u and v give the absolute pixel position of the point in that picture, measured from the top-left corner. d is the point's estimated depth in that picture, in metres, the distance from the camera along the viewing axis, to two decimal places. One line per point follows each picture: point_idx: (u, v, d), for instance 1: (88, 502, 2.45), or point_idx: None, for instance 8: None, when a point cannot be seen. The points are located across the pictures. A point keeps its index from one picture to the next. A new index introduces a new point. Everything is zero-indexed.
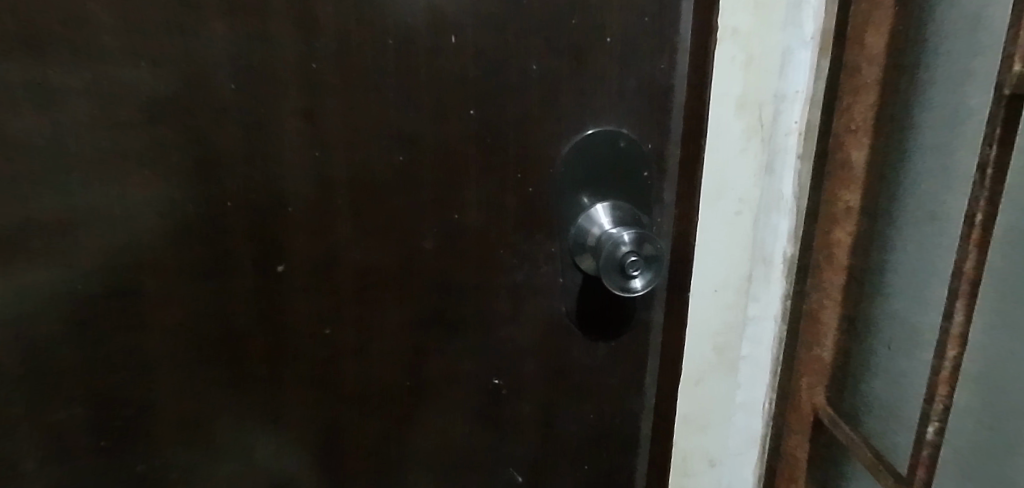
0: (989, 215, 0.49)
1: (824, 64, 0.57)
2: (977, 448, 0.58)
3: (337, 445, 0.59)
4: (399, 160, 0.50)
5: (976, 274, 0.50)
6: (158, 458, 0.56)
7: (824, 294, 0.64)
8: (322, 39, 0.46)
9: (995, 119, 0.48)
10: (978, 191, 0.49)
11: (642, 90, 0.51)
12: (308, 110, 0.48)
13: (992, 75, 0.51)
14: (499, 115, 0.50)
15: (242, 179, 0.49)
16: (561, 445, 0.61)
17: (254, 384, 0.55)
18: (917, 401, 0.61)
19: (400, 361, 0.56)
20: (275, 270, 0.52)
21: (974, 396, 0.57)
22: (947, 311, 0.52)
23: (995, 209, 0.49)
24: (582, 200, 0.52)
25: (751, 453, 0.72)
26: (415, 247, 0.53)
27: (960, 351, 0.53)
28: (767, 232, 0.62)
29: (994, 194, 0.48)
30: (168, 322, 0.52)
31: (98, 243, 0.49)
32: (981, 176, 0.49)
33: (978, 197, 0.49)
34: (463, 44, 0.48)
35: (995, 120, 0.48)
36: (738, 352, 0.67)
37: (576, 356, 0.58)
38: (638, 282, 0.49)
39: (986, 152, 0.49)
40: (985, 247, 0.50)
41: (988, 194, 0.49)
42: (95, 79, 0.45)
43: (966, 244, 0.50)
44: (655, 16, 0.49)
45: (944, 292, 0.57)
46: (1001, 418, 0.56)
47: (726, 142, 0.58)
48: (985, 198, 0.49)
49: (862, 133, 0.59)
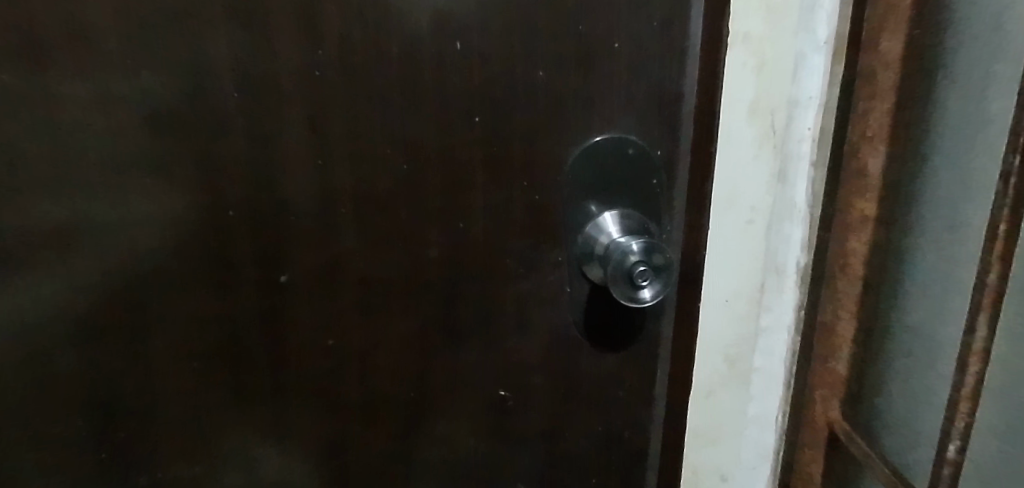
0: (1013, 225, 0.48)
1: (839, 69, 0.56)
2: (997, 466, 0.57)
3: (342, 458, 0.58)
4: (404, 169, 0.49)
5: (1000, 286, 0.49)
6: (162, 471, 0.56)
7: (840, 305, 0.63)
8: (325, 45, 0.46)
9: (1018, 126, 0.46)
10: (1001, 201, 0.48)
11: (652, 97, 0.50)
12: (312, 118, 0.47)
13: (1016, 79, 0.49)
14: (505, 122, 0.49)
15: (246, 189, 0.49)
16: (569, 459, 0.60)
17: (258, 397, 0.54)
18: (937, 418, 0.59)
19: (408, 373, 0.56)
20: (279, 280, 0.51)
21: (996, 412, 0.56)
22: (969, 326, 0.51)
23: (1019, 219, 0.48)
24: (590, 208, 0.51)
25: (764, 467, 0.71)
26: (421, 257, 0.52)
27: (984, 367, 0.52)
28: (780, 241, 0.61)
29: (1018, 206, 0.47)
30: (172, 334, 0.51)
31: (100, 253, 0.49)
32: (1003, 185, 0.48)
33: (1001, 207, 0.48)
34: (468, 51, 0.47)
35: (1019, 129, 0.46)
36: (751, 364, 0.65)
37: (585, 367, 0.56)
38: (647, 292, 0.48)
39: (1009, 159, 0.47)
40: (1009, 257, 0.48)
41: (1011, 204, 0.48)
42: (98, 87, 0.45)
43: (988, 257, 0.49)
44: (665, 20, 0.48)
45: (968, 303, 0.55)
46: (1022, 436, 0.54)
47: (737, 149, 0.57)
48: (1009, 208, 0.48)
49: (877, 140, 0.58)
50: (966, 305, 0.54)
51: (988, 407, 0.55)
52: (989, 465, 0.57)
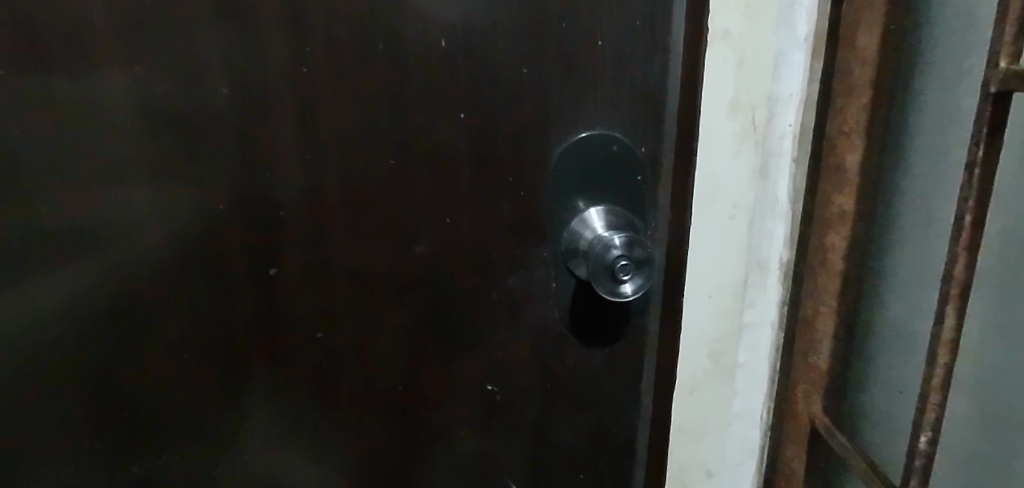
0: (979, 217, 0.47)
1: (818, 66, 0.57)
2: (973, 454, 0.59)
3: (328, 452, 0.58)
4: (391, 164, 0.50)
5: (966, 277, 0.48)
6: (155, 465, 0.56)
7: (819, 299, 0.63)
8: (313, 42, 0.47)
9: (982, 118, 0.47)
10: (966, 192, 0.47)
11: (635, 94, 0.51)
12: (300, 113, 0.48)
13: (980, 73, 0.50)
14: (488, 118, 0.50)
15: (234, 182, 0.49)
16: (554, 454, 0.60)
17: (246, 390, 0.55)
18: (910, 409, 0.60)
19: (391, 366, 0.56)
20: (268, 273, 0.52)
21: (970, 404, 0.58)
22: (936, 318, 0.50)
23: (985, 210, 0.47)
24: (577, 204, 0.52)
25: (749, 463, 0.71)
26: (409, 251, 0.53)
27: (951, 357, 0.50)
28: (763, 236, 0.62)
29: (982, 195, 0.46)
30: (159, 325, 0.52)
31: (92, 247, 0.49)
32: (967, 176, 0.47)
33: (966, 198, 0.47)
34: (453, 48, 0.48)
35: (982, 119, 0.47)
36: (735, 360, 0.66)
37: (571, 362, 0.57)
38: (628, 287, 0.49)
39: (973, 151, 0.47)
40: (974, 248, 0.48)
41: (976, 195, 0.47)
42: (93, 82, 0.46)
43: (955, 247, 0.48)
44: (648, 18, 0.49)
45: (936, 291, 0.56)
46: (993, 428, 0.57)
47: (720, 144, 0.57)
48: (973, 199, 0.47)
49: (854, 135, 0.57)
50: (934, 294, 0.56)
51: (959, 402, 0.59)
52: (964, 452, 0.60)
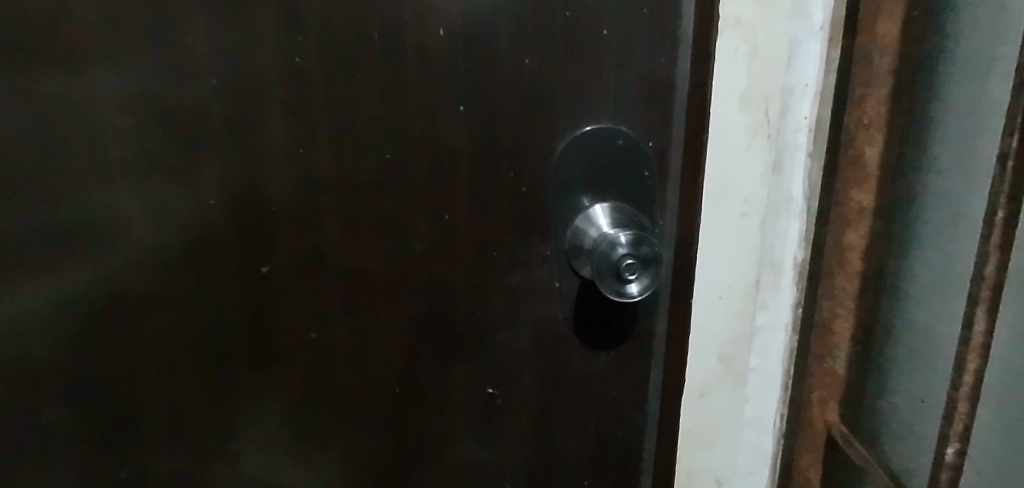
0: (1012, 212, 0.45)
1: (835, 55, 0.54)
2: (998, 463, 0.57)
3: (323, 456, 0.56)
4: (387, 158, 0.48)
5: (998, 278, 0.46)
6: (145, 468, 0.54)
7: (838, 302, 0.61)
8: (306, 31, 0.45)
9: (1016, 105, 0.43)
10: (999, 186, 0.45)
11: (643, 86, 0.48)
12: (292, 106, 0.46)
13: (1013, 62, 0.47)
14: (489, 111, 0.47)
15: (223, 175, 0.47)
16: (557, 461, 0.58)
17: (239, 392, 0.53)
18: (932, 419, 0.57)
19: (387, 369, 0.54)
20: (259, 271, 0.50)
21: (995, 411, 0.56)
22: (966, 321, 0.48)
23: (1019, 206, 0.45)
24: (582, 201, 0.50)
25: (762, 472, 0.68)
26: (405, 248, 0.50)
27: (982, 363, 0.48)
28: (777, 235, 0.59)
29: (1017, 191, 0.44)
30: (148, 324, 0.50)
31: (82, 244, 0.48)
32: (1000, 170, 0.45)
33: (998, 194, 0.45)
34: (453, 37, 0.46)
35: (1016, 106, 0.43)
36: (747, 365, 0.63)
37: (575, 365, 0.55)
38: (634, 287, 0.47)
39: (1006, 142, 0.44)
40: (1009, 247, 0.45)
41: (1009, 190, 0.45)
42: (81, 76, 0.44)
43: (986, 245, 0.46)
44: (655, 6, 0.46)
45: (963, 295, 0.53)
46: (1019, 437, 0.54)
47: (730, 138, 0.54)
48: (1006, 195, 0.45)
49: (874, 128, 0.56)
50: (960, 298, 0.53)
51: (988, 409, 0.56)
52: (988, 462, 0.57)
